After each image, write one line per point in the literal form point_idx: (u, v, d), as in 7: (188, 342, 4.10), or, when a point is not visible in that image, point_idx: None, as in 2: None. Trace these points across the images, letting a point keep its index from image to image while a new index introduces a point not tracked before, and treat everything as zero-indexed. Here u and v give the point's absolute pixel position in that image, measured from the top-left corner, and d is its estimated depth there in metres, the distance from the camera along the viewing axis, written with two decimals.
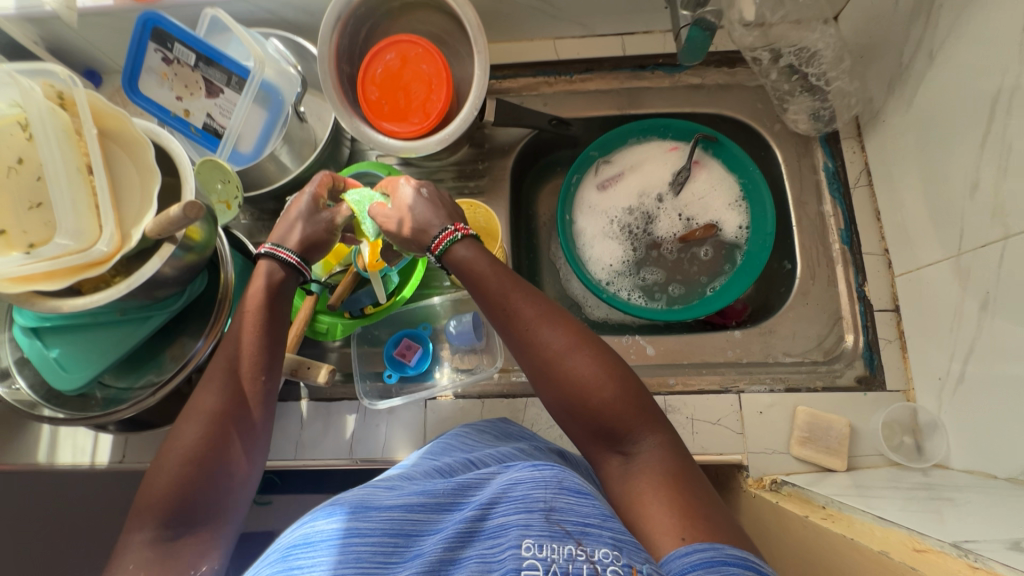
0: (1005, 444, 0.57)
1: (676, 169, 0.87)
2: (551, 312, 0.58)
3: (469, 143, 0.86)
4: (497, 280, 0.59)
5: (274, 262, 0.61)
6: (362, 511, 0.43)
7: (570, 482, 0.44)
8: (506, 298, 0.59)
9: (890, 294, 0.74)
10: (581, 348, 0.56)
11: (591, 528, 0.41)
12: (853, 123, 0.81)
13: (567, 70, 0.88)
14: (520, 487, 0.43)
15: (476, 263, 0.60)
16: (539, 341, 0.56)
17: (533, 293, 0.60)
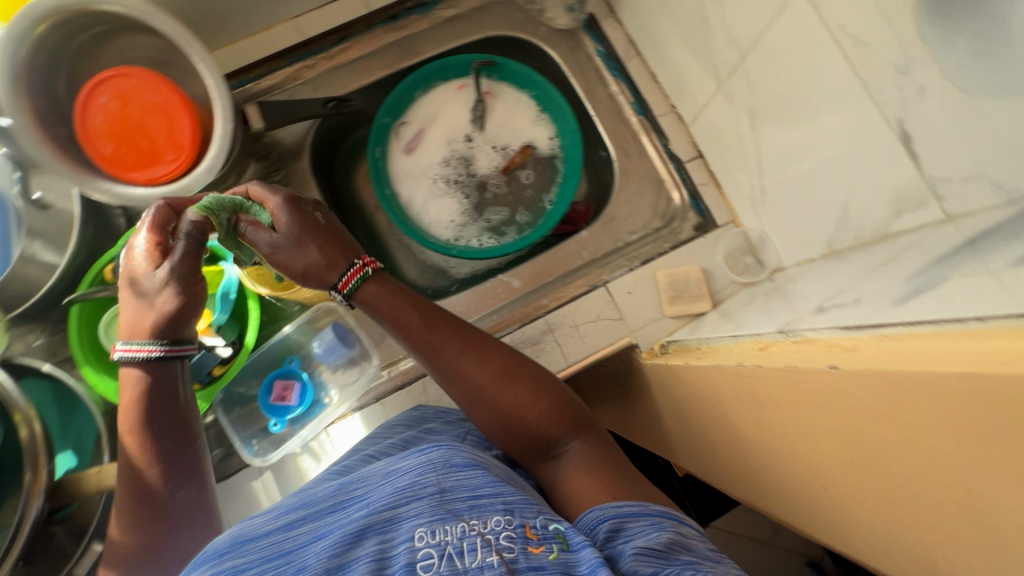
0: (810, 229, 0.65)
1: (471, 105, 0.87)
2: (473, 342, 0.57)
3: (254, 159, 0.79)
4: (416, 317, 0.57)
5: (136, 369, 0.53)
6: (238, 545, 0.40)
7: (456, 459, 0.44)
8: (423, 335, 0.57)
9: (691, 143, 0.81)
10: (509, 374, 0.56)
11: (481, 499, 0.41)
12: (604, 2, 0.84)
13: (321, 46, 0.83)
14: (405, 479, 0.42)
15: (387, 304, 0.57)
16: (464, 373, 0.56)
17: (457, 325, 0.58)
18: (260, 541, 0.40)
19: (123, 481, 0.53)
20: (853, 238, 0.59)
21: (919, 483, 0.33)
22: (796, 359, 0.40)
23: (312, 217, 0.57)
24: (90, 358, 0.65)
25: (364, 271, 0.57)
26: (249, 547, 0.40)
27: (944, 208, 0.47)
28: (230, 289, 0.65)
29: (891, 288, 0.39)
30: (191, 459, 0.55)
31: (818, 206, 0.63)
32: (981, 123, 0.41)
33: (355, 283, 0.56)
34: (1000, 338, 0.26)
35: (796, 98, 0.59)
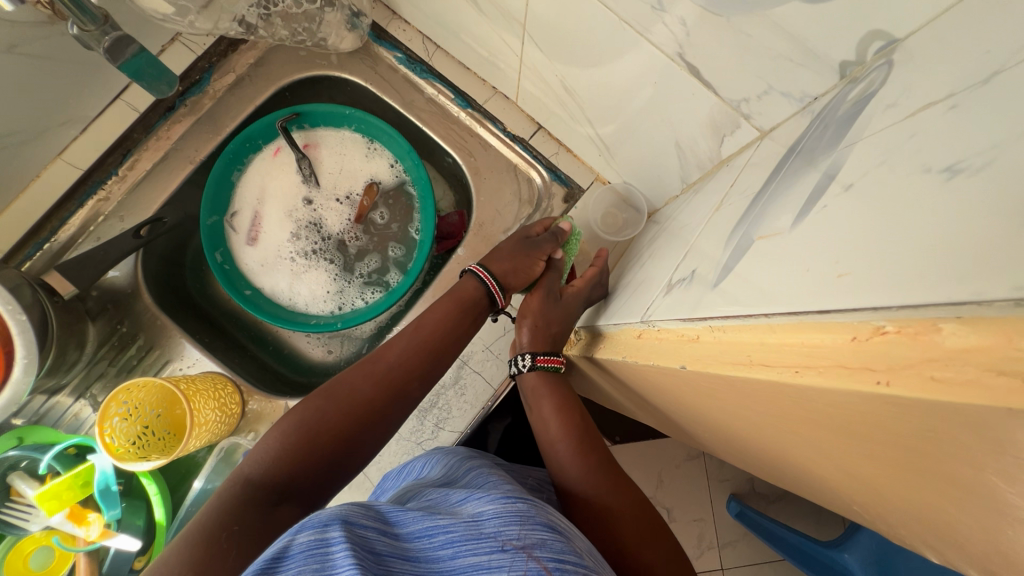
0: (660, 169, 0.63)
1: (295, 167, 0.80)
2: (606, 458, 0.55)
3: (90, 320, 0.71)
4: (556, 412, 0.58)
5: (469, 281, 0.63)
6: (345, 525, 0.36)
7: (540, 517, 0.38)
8: (557, 430, 0.57)
9: (526, 118, 0.77)
10: (624, 500, 0.51)
11: (564, 563, 0.35)
12: (381, 6, 0.77)
13: (107, 171, 0.74)
14: (491, 522, 0.37)
15: (540, 390, 0.60)
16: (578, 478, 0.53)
17: (591, 435, 0.57)
18: (361, 531, 0.36)
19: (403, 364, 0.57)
20: (698, 169, 0.57)
21: (800, 455, 0.32)
22: (657, 357, 0.38)
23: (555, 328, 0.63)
24: None
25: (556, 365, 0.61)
26: (355, 531, 0.36)
27: (755, 126, 0.45)
28: (109, 482, 0.59)
29: (715, 251, 0.36)
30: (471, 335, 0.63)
31: (657, 147, 0.60)
32: (745, 41, 0.38)
33: (551, 365, 0.60)
34: (781, 333, 0.23)
35: (588, 53, 0.55)
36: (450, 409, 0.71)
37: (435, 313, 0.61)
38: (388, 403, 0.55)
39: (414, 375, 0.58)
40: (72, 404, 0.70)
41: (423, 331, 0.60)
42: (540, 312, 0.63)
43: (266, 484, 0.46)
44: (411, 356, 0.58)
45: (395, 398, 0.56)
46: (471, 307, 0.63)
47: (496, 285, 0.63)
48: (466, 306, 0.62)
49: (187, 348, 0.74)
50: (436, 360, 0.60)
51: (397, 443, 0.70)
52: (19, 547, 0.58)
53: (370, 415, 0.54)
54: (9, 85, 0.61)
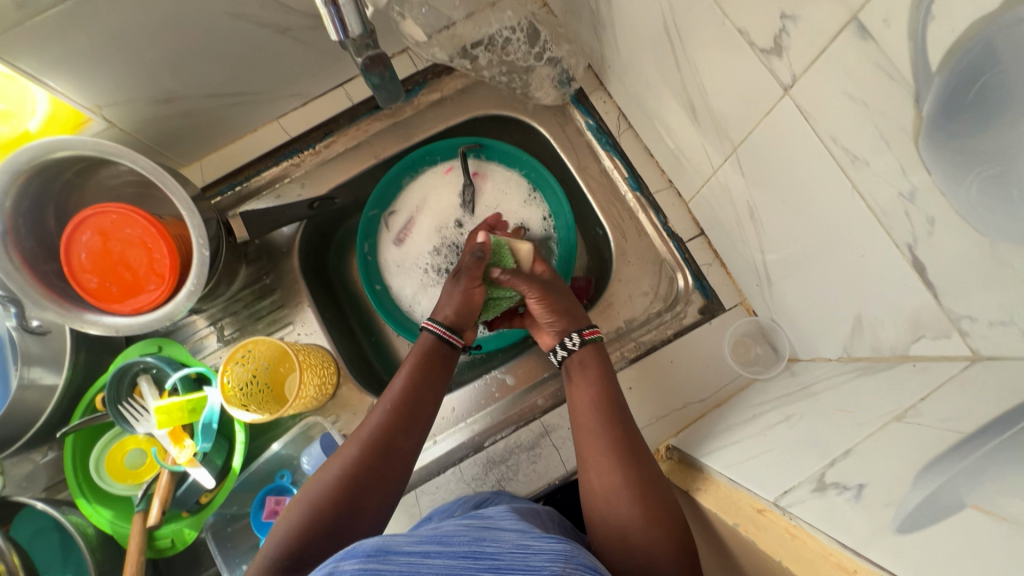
0: (822, 328, 0.59)
1: (460, 190, 0.84)
2: (630, 435, 0.60)
3: (244, 263, 0.79)
4: (587, 393, 0.64)
5: (431, 339, 0.69)
6: (384, 554, 0.40)
7: (581, 560, 0.43)
8: (586, 411, 0.63)
9: (691, 220, 0.75)
10: (643, 485, 0.56)
11: None
12: (592, 75, 0.80)
13: (307, 143, 0.82)
14: (536, 556, 0.42)
15: (576, 375, 0.66)
16: (605, 461, 0.59)
17: (619, 413, 0.62)
18: (403, 557, 0.40)
19: (397, 412, 0.62)
20: (871, 349, 0.52)
21: None
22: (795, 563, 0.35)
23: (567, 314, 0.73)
24: (84, 486, 0.64)
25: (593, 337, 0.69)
26: (395, 559, 0.40)
27: (970, 346, 0.40)
28: (212, 418, 0.64)
29: (897, 480, 0.33)
30: (447, 381, 0.68)
31: (828, 307, 0.56)
32: (1002, 268, 0.35)
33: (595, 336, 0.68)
34: None
35: (794, 196, 0.53)
36: (517, 471, 0.70)
37: (407, 379, 0.65)
38: (376, 460, 0.58)
39: (400, 424, 0.61)
40: (202, 328, 0.78)
41: (393, 396, 0.63)
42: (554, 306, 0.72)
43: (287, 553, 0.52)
44: (394, 413, 0.62)
45: (382, 454, 0.59)
46: (429, 363, 0.68)
47: (456, 336, 0.69)
48: (415, 374, 0.66)
49: (309, 318, 0.79)
50: (419, 414, 0.64)
51: (457, 482, 0.70)
52: (121, 441, 0.66)
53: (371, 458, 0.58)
54: (271, 56, 0.71)
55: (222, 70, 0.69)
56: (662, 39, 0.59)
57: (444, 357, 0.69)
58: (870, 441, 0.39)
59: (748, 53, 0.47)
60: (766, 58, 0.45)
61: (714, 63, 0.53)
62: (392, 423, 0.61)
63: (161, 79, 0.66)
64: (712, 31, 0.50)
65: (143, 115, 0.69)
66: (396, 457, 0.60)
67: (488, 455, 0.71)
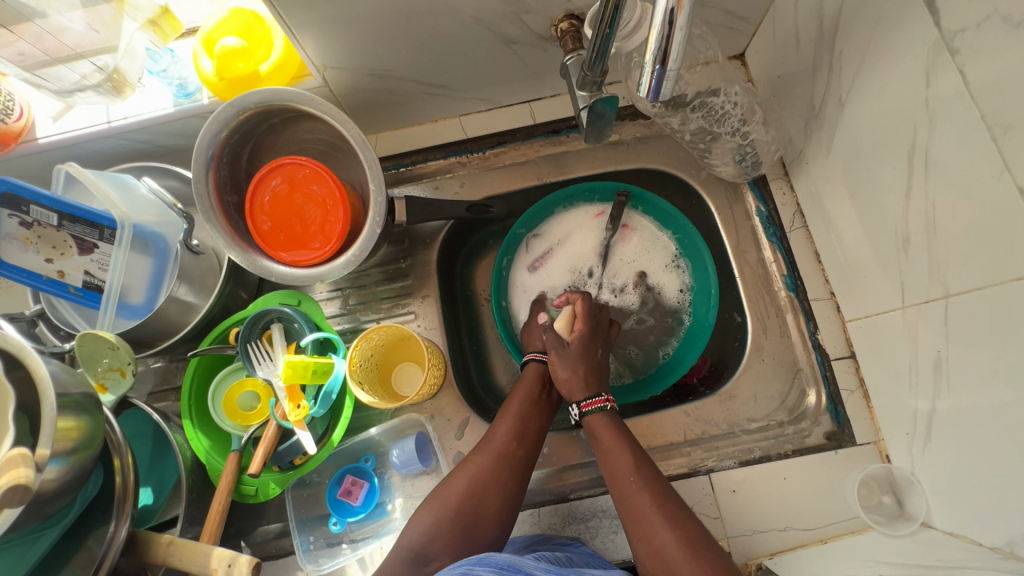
0: (981, 509, 0.54)
1: (605, 233, 0.83)
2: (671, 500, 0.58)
3: (388, 242, 0.81)
4: (624, 460, 0.62)
5: (535, 365, 0.73)
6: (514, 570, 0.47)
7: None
8: (623, 476, 0.61)
9: (844, 340, 0.71)
10: (699, 554, 0.53)
11: None
12: (779, 165, 0.78)
13: (479, 147, 0.83)
14: None
15: (605, 440, 0.64)
16: (652, 526, 0.57)
17: (657, 479, 0.60)
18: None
19: (518, 425, 0.66)
20: None
21: None
22: None
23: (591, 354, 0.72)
24: (192, 409, 0.66)
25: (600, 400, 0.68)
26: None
27: None
28: (333, 388, 0.64)
29: None
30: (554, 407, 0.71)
31: (1001, 493, 0.51)
32: None
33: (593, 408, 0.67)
34: None
35: (1007, 367, 0.49)
36: (595, 535, 0.67)
37: (520, 397, 0.69)
38: (500, 464, 0.62)
39: (515, 433, 0.65)
40: (321, 293, 0.81)
41: (511, 410, 0.67)
42: (575, 368, 0.69)
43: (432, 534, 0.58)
44: (512, 425, 0.65)
45: (505, 461, 0.63)
46: (540, 389, 0.71)
47: (541, 354, 0.73)
48: (530, 395, 0.69)
49: (431, 313, 0.80)
50: (533, 428, 0.67)
51: (531, 524, 0.68)
52: (238, 380, 0.68)
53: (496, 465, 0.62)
54: (484, 62, 0.73)
55: (438, 62, 0.71)
56: (896, 160, 0.57)
57: (547, 380, 0.72)
58: None
59: (1018, 215, 0.44)
60: None
61: (964, 209, 0.49)
62: (511, 433, 0.65)
63: (385, 57, 0.68)
64: (978, 179, 0.47)
65: (355, 82, 0.72)
66: (516, 465, 0.63)
67: (570, 509, 0.69)
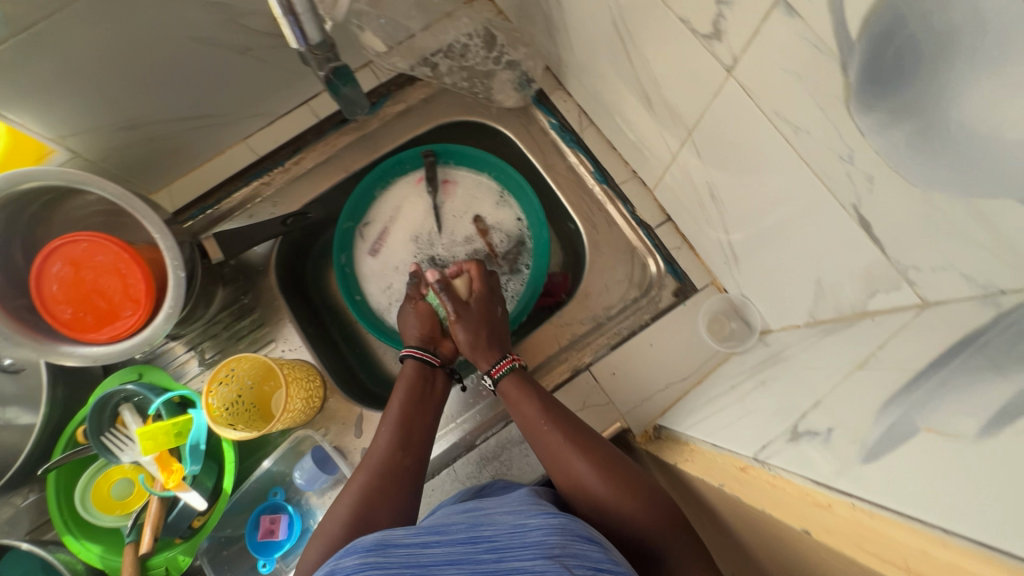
0: (787, 296, 0.61)
1: (429, 198, 0.86)
2: (586, 434, 0.62)
3: (221, 284, 0.79)
4: (543, 425, 0.63)
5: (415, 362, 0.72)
6: (383, 547, 0.40)
7: (579, 531, 0.43)
8: (540, 432, 0.63)
9: (657, 207, 0.78)
10: (609, 470, 0.58)
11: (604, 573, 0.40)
12: (550, 75, 0.83)
13: (276, 162, 0.83)
14: (530, 534, 0.42)
15: (511, 390, 0.67)
16: (568, 458, 0.60)
17: (574, 423, 0.64)
18: (402, 548, 0.40)
19: (398, 433, 0.66)
20: (832, 310, 0.55)
21: None
22: (773, 506, 0.37)
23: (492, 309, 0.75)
24: (71, 524, 0.63)
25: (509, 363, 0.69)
26: (394, 550, 0.40)
27: (919, 293, 0.43)
28: (200, 438, 0.64)
29: (860, 419, 0.35)
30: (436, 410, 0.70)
31: (790, 275, 0.59)
32: (935, 213, 0.37)
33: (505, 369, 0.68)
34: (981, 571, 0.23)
35: (747, 167, 0.55)
36: (511, 465, 0.71)
37: (401, 398, 0.68)
38: (384, 477, 0.61)
39: (398, 443, 0.64)
40: (181, 354, 0.78)
41: (391, 418, 0.66)
42: (477, 329, 0.72)
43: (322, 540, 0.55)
44: (392, 432, 0.65)
45: (389, 474, 0.62)
46: (417, 389, 0.71)
47: (431, 355, 0.73)
48: (409, 397, 0.69)
49: (291, 334, 0.79)
50: (416, 432, 0.66)
51: (451, 482, 0.71)
52: (105, 473, 0.65)
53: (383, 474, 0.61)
54: (234, 78, 0.72)
55: (185, 95, 0.70)
56: (610, 33, 0.63)
57: (426, 377, 0.72)
58: (830, 395, 0.42)
59: (690, 40, 0.50)
60: (707, 43, 0.49)
61: (664, 51, 0.55)
62: (391, 444, 0.64)
63: (125, 108, 0.66)
64: (658, 22, 0.53)
65: (110, 141, 0.69)
66: (401, 473, 0.62)
67: (481, 452, 0.72)
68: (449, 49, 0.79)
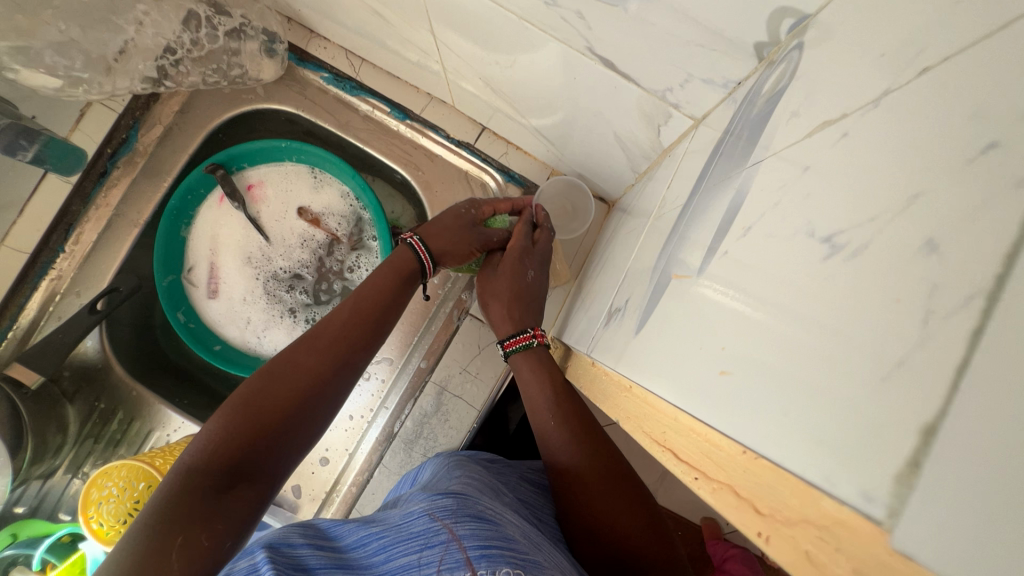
0: (607, 161, 0.57)
1: (240, 213, 0.77)
2: (598, 439, 0.52)
3: (67, 401, 0.71)
4: (548, 419, 0.53)
5: (407, 256, 0.56)
6: (276, 548, 0.38)
7: (472, 511, 0.40)
8: (543, 427, 0.53)
9: (468, 120, 0.72)
10: (610, 474, 0.49)
11: (492, 549, 0.37)
12: (297, 26, 0.73)
13: (54, 250, 0.72)
14: (419, 522, 0.40)
15: (520, 370, 0.56)
16: (569, 452, 0.51)
17: (589, 422, 0.53)
18: (295, 550, 0.39)
19: (365, 326, 0.51)
20: (643, 157, 0.51)
21: None
22: (602, 397, 0.35)
23: (525, 275, 0.59)
24: None
25: (530, 341, 0.57)
26: (289, 551, 0.39)
27: (686, 113, 0.39)
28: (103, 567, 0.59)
29: (644, 281, 0.33)
30: (409, 296, 0.56)
31: (595, 140, 0.55)
32: (644, 25, 0.33)
33: (518, 347, 0.56)
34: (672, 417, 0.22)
35: (494, 44, 0.49)
36: (436, 437, 0.69)
37: (374, 283, 0.53)
38: (334, 375, 0.48)
39: (355, 341, 0.50)
40: (70, 484, 0.70)
41: (357, 303, 0.52)
42: (518, 280, 0.58)
43: (210, 469, 0.39)
44: (356, 324, 0.50)
45: (339, 367, 0.48)
46: (405, 268, 0.56)
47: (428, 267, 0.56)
48: (394, 276, 0.55)
49: (169, 415, 0.73)
50: (377, 330, 0.52)
51: (388, 478, 0.69)
52: None
53: (335, 366, 0.48)
54: None
55: None
56: None
57: (412, 274, 0.56)
58: (637, 257, 0.39)
59: None
60: None
61: None
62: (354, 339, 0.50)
63: None
64: None
65: None
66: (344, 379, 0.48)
67: (403, 439, 0.69)
68: (159, 54, 0.66)
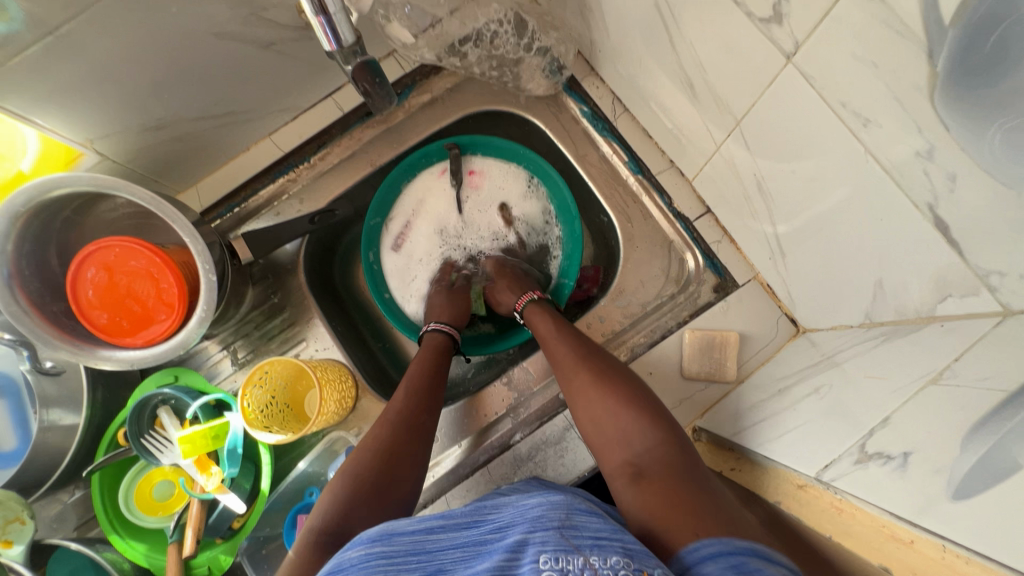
0: (839, 297, 0.57)
1: (453, 191, 0.83)
2: (612, 376, 0.61)
3: (251, 284, 0.78)
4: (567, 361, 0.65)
5: (430, 337, 0.73)
6: (387, 537, 0.40)
7: (579, 506, 0.42)
8: (593, 399, 0.60)
9: (696, 198, 0.75)
10: (627, 401, 0.58)
11: (603, 540, 0.38)
12: (582, 61, 0.80)
13: (301, 158, 0.82)
14: (531, 509, 0.41)
15: (563, 355, 0.66)
16: (591, 391, 0.61)
17: (609, 365, 0.63)
18: (406, 536, 0.40)
19: (431, 382, 0.66)
20: (892, 313, 0.50)
21: None
22: (846, 538, 0.42)
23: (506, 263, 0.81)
24: (115, 524, 0.67)
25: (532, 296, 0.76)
26: (401, 538, 0.40)
27: (1000, 300, 0.38)
28: (236, 443, 0.65)
29: (942, 448, 0.37)
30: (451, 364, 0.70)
31: (839, 275, 0.56)
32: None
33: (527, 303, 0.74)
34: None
35: (799, 158, 0.52)
36: (546, 466, 0.69)
37: (420, 365, 0.67)
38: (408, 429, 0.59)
39: (424, 406, 0.62)
40: (215, 353, 0.78)
41: (407, 383, 0.65)
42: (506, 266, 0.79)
43: (319, 529, 0.50)
44: (422, 384, 0.65)
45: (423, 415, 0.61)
46: (432, 363, 0.69)
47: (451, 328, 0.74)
48: (425, 367, 0.68)
49: (322, 333, 0.79)
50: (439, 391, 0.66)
51: (485, 483, 0.70)
52: (148, 474, 0.69)
53: (417, 413, 0.61)
54: (261, 73, 0.70)
55: (209, 91, 0.67)
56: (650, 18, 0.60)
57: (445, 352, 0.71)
58: None
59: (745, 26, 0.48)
60: (765, 27, 0.46)
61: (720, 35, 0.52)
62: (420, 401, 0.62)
63: (151, 108, 0.64)
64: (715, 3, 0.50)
65: (136, 143, 0.67)
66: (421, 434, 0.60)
67: (516, 453, 0.70)
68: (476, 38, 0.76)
